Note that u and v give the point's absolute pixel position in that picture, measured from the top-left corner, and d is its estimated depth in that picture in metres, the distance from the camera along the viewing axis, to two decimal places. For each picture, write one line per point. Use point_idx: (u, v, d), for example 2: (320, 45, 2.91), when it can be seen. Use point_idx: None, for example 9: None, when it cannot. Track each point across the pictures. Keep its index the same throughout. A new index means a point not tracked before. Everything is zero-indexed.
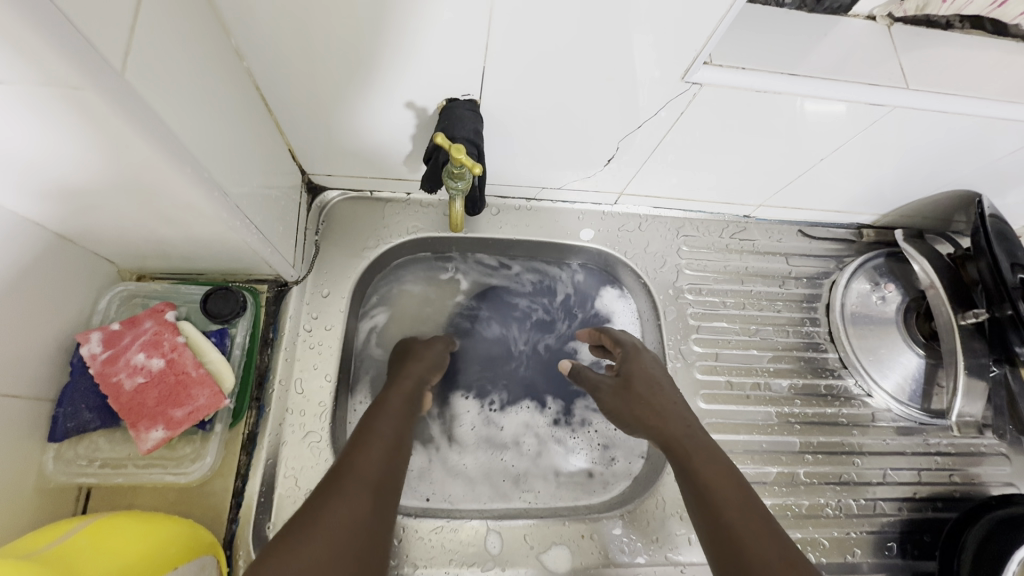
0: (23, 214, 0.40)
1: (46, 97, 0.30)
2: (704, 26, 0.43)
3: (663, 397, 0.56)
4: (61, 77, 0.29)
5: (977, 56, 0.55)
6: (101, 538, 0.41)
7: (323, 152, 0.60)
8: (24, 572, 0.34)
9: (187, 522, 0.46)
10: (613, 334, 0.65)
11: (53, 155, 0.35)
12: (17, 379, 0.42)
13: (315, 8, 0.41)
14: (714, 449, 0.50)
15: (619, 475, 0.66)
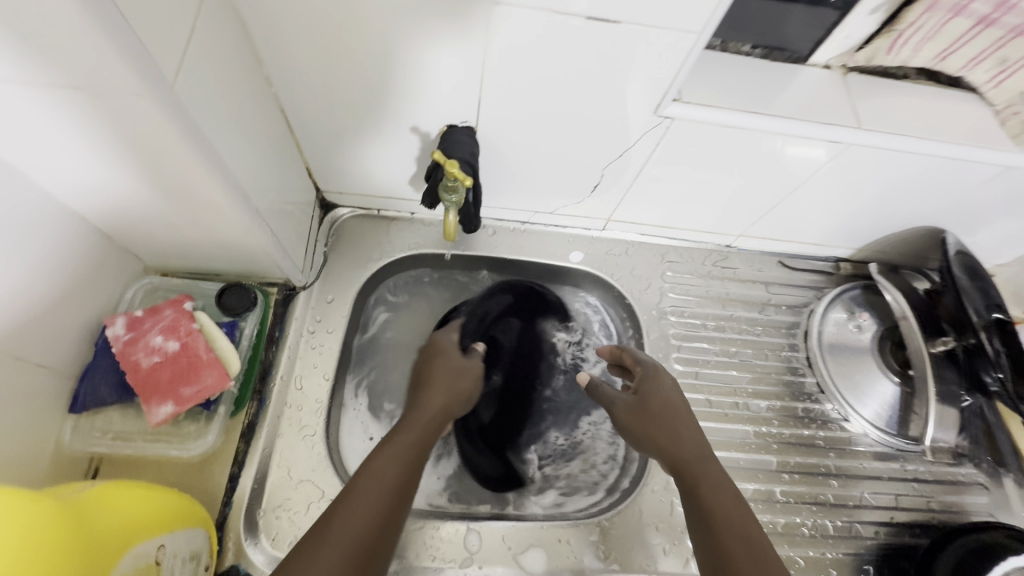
0: (62, 206, 0.46)
1: (101, 101, 0.36)
2: (670, 65, 0.49)
3: (679, 421, 0.55)
4: (120, 83, 0.35)
5: (930, 101, 0.61)
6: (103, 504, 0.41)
7: (335, 170, 0.67)
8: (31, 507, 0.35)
9: (178, 492, 0.49)
10: (633, 354, 0.65)
11: (101, 154, 0.41)
12: (44, 353, 0.47)
13: (332, 42, 0.48)
14: (728, 486, 0.49)
15: (583, 489, 0.68)
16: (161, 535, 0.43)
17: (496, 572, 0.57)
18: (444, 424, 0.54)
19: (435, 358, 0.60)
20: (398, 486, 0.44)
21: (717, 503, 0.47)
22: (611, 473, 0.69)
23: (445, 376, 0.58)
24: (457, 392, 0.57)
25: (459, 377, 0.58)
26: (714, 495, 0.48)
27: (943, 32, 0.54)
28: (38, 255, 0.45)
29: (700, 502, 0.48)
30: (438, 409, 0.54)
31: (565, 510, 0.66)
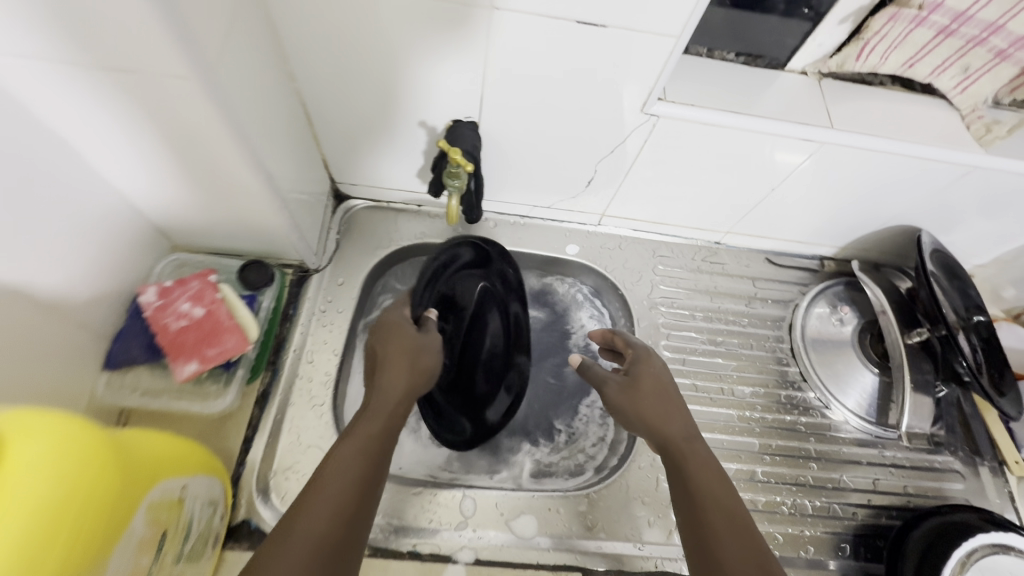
0: (106, 178, 0.51)
1: (151, 86, 0.41)
2: (653, 67, 0.54)
3: (672, 401, 0.58)
4: (171, 69, 0.39)
5: (901, 105, 0.65)
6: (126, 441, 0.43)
7: (348, 162, 0.72)
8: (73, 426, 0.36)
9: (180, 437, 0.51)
10: (625, 337, 0.68)
11: (145, 133, 0.46)
12: (85, 313, 0.52)
13: (350, 42, 0.54)
14: (716, 469, 0.51)
15: (571, 467, 0.72)
16: (183, 478, 0.47)
17: (488, 535, 0.62)
18: (408, 406, 0.53)
19: (390, 339, 0.57)
20: (362, 482, 0.42)
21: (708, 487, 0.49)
22: (600, 454, 0.72)
23: (404, 356, 0.55)
24: (420, 370, 0.55)
25: (419, 355, 0.56)
26: (704, 478, 0.50)
27: (908, 41, 0.59)
28: (83, 223, 0.50)
29: (689, 485, 0.50)
30: (401, 392, 0.52)
31: (548, 484, 0.70)
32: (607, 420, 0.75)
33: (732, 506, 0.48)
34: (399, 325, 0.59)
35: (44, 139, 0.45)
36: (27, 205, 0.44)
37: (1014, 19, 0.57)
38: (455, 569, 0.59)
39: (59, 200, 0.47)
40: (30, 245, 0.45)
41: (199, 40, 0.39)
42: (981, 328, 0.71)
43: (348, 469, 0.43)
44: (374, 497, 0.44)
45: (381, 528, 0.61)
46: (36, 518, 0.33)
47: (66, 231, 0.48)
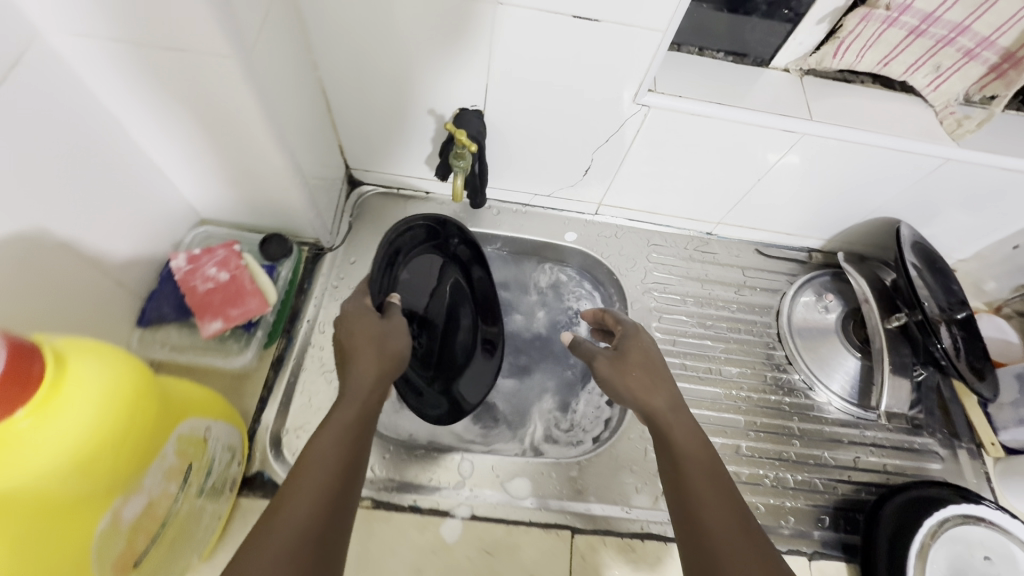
0: (145, 152, 0.57)
1: (192, 64, 0.47)
2: (642, 60, 0.59)
3: (658, 375, 0.57)
4: (212, 48, 0.45)
5: (878, 101, 0.70)
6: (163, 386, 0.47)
7: (362, 148, 0.77)
8: (116, 364, 0.40)
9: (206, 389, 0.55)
10: (615, 315, 0.69)
11: (183, 109, 0.52)
12: (121, 274, 0.57)
13: (367, 33, 0.59)
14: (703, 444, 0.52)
15: (569, 438, 0.76)
16: (208, 421, 0.52)
17: (484, 493, 0.66)
18: (381, 392, 0.51)
19: (355, 330, 0.54)
20: (341, 475, 0.43)
21: (698, 465, 0.49)
22: (599, 425, 0.77)
23: (371, 345, 0.53)
24: (389, 356, 0.53)
25: (386, 342, 0.54)
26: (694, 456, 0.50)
27: (882, 40, 0.64)
28: (125, 190, 0.55)
29: (680, 465, 0.50)
30: (374, 381, 0.50)
31: (545, 451, 0.74)
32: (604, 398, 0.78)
33: (722, 485, 0.49)
34: (363, 313, 0.56)
35: (95, 113, 0.50)
36: (80, 170, 0.50)
37: (979, 20, 0.61)
38: (453, 523, 0.63)
39: (105, 168, 0.53)
40: (81, 206, 0.50)
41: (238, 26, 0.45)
42: (958, 321, 0.76)
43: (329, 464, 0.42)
44: (357, 485, 0.45)
45: (384, 484, 0.65)
46: (79, 435, 0.37)
47: (110, 197, 0.54)
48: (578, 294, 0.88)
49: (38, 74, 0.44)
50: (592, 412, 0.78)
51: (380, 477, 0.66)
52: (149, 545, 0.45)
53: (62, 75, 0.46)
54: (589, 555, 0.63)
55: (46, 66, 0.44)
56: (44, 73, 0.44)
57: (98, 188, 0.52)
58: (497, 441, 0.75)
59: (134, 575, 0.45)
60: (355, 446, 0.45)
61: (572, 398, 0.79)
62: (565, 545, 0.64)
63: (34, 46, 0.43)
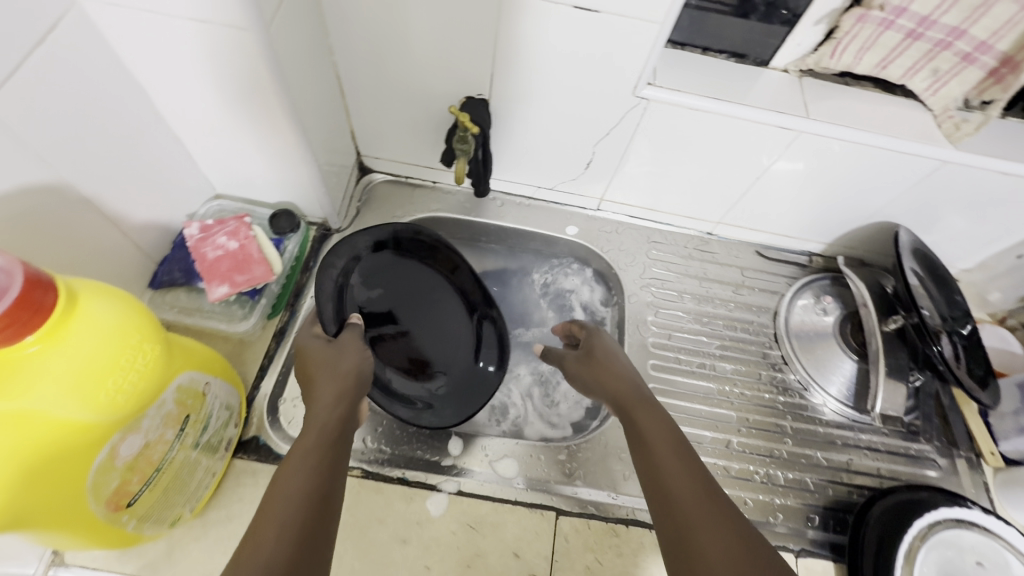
0: (166, 123, 0.61)
1: (211, 38, 0.50)
2: (641, 52, 0.61)
3: (616, 361, 0.63)
4: (233, 23, 0.48)
5: (876, 104, 0.71)
6: (170, 340, 0.49)
7: (372, 136, 0.81)
8: (127, 307, 0.43)
9: (210, 349, 0.57)
10: (581, 323, 0.72)
11: (202, 82, 0.55)
12: (136, 236, 0.61)
13: (379, 21, 0.63)
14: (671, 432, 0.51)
15: (553, 422, 0.77)
16: (208, 376, 0.53)
17: (472, 471, 0.67)
18: (347, 411, 0.52)
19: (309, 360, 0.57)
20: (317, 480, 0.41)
21: (663, 454, 0.48)
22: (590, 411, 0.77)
23: (324, 370, 0.55)
24: (344, 375, 0.54)
25: (338, 363, 0.56)
26: (660, 447, 0.48)
27: (878, 43, 0.65)
28: (145, 156, 0.59)
29: (649, 458, 0.48)
30: (333, 400, 0.51)
31: (526, 435, 0.76)
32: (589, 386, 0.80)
33: (691, 466, 0.46)
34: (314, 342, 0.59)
35: (123, 81, 0.54)
36: (105, 133, 0.53)
37: (975, 25, 0.62)
38: (439, 498, 0.64)
39: (130, 134, 0.56)
40: (103, 166, 0.54)
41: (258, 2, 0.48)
42: (961, 333, 0.75)
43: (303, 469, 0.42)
44: (338, 493, 0.43)
45: (374, 457, 0.67)
46: (86, 367, 0.39)
47: (131, 161, 0.57)
48: (577, 283, 0.89)
49: (73, 39, 0.47)
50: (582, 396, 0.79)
51: (372, 449, 0.67)
52: (143, 487, 0.47)
53: (95, 42, 0.50)
54: (573, 537, 0.64)
55: (81, 32, 0.48)
56: (79, 40, 0.48)
57: (120, 152, 0.55)
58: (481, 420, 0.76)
59: (127, 514, 0.47)
60: (329, 454, 0.44)
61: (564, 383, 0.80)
62: (549, 525, 0.64)
63: (71, 12, 0.47)
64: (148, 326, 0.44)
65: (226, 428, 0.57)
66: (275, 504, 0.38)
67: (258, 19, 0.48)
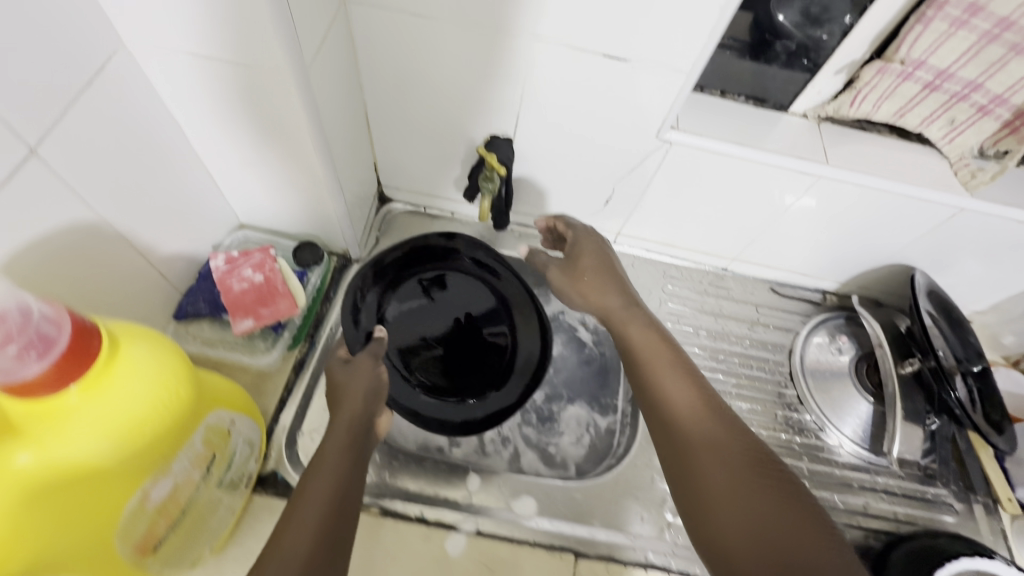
0: (199, 157, 0.62)
1: (251, 79, 0.51)
2: (666, 100, 0.63)
3: (609, 270, 0.67)
4: (276, 68, 0.49)
5: (892, 151, 0.72)
6: (197, 376, 0.50)
7: (395, 168, 0.82)
8: (160, 345, 0.43)
9: (232, 383, 0.57)
10: (565, 220, 0.74)
11: (236, 119, 0.56)
12: (166, 269, 0.61)
13: (408, 58, 0.64)
14: (681, 366, 0.55)
15: (551, 460, 0.72)
16: (233, 414, 0.54)
17: (490, 510, 0.67)
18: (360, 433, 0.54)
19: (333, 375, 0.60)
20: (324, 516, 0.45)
21: (675, 387, 0.52)
22: (588, 451, 0.74)
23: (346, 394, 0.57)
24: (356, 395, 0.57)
25: (349, 386, 0.58)
26: (671, 379, 0.53)
27: (897, 93, 0.67)
28: (177, 190, 0.59)
29: (652, 373, 0.54)
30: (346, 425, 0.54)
31: (524, 470, 0.71)
32: (591, 422, 0.76)
33: (700, 399, 0.51)
34: (336, 369, 0.60)
35: (162, 118, 0.55)
36: (143, 168, 0.54)
37: (992, 78, 0.63)
38: (457, 538, 0.64)
39: (166, 171, 0.57)
40: (140, 200, 0.54)
41: (301, 48, 0.49)
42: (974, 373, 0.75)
43: (325, 488, 0.47)
44: (347, 522, 0.47)
45: (392, 492, 0.66)
46: (126, 413, 0.40)
47: (165, 193, 0.58)
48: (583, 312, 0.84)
49: (119, 79, 0.48)
50: (582, 436, 0.75)
51: (388, 485, 0.67)
52: (169, 530, 0.47)
53: (138, 81, 0.51)
54: None
55: (127, 73, 0.49)
56: (124, 80, 0.49)
57: (155, 187, 0.56)
58: (478, 451, 0.72)
59: (151, 558, 0.46)
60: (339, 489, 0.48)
61: (566, 421, 0.76)
62: (568, 568, 0.64)
63: (119, 54, 0.48)
64: (180, 366, 0.44)
65: (246, 467, 0.57)
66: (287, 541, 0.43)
67: (301, 63, 0.50)
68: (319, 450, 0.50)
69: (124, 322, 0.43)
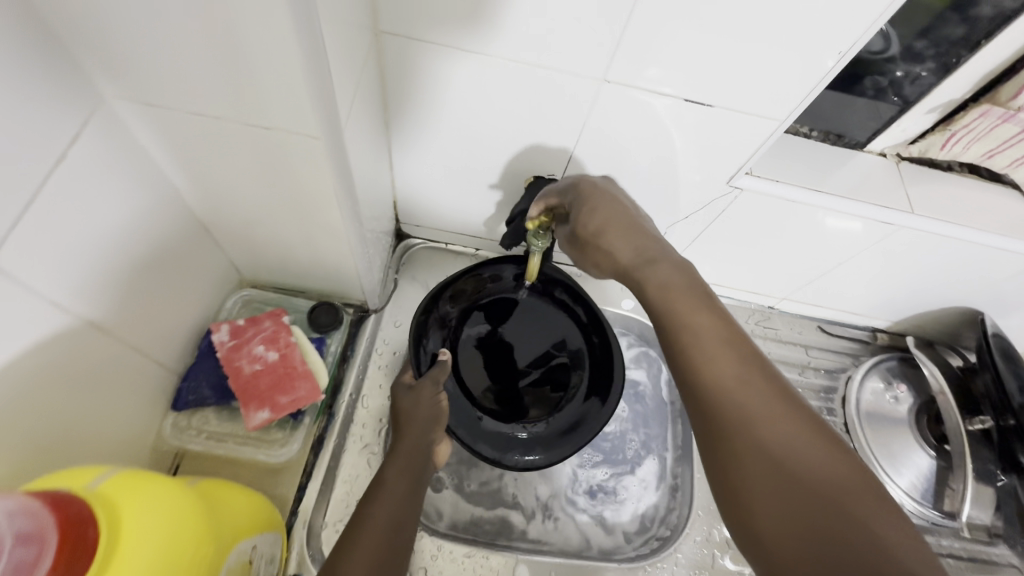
0: (196, 211, 0.52)
1: (270, 137, 0.42)
2: (748, 148, 0.55)
3: (619, 226, 0.49)
4: (310, 128, 0.41)
5: (976, 194, 0.65)
6: (214, 511, 0.42)
7: (416, 209, 0.72)
8: (155, 502, 0.35)
9: (251, 499, 0.49)
10: (556, 189, 0.56)
11: (239, 176, 0.47)
12: (162, 352, 0.53)
13: (445, 92, 0.54)
14: (721, 328, 0.40)
15: (609, 528, 0.68)
16: (254, 539, 0.45)
17: None
18: (422, 459, 0.57)
19: (400, 400, 0.61)
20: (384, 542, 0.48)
21: (720, 362, 0.38)
22: (638, 527, 0.69)
23: (412, 422, 0.58)
24: (415, 420, 0.58)
25: (415, 410, 0.59)
26: (712, 345, 0.39)
27: (991, 135, 0.59)
28: (173, 260, 0.51)
29: (681, 321, 0.41)
30: (408, 453, 0.56)
31: (589, 549, 0.66)
32: (652, 490, 0.71)
33: (756, 377, 0.37)
34: (400, 395, 0.61)
35: (153, 182, 0.46)
36: (134, 243, 0.45)
37: None
38: None
39: (159, 243, 0.48)
40: (131, 280, 0.45)
41: (335, 107, 0.40)
42: None
43: (385, 512, 0.51)
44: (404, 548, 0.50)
45: None
46: None
47: (160, 267, 0.49)
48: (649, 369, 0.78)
49: (98, 145, 0.39)
50: (638, 511, 0.69)
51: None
52: None
53: (123, 142, 0.42)
54: None
55: (108, 135, 0.40)
56: (102, 149, 0.40)
57: (150, 262, 0.47)
58: (538, 534, 0.66)
59: None
60: (400, 519, 0.51)
61: (620, 493, 0.70)
62: None
63: (96, 116, 0.39)
64: (184, 527, 0.36)
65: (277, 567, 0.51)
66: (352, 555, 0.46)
67: (334, 121, 0.41)
68: (381, 471, 0.54)
69: (114, 475, 0.35)
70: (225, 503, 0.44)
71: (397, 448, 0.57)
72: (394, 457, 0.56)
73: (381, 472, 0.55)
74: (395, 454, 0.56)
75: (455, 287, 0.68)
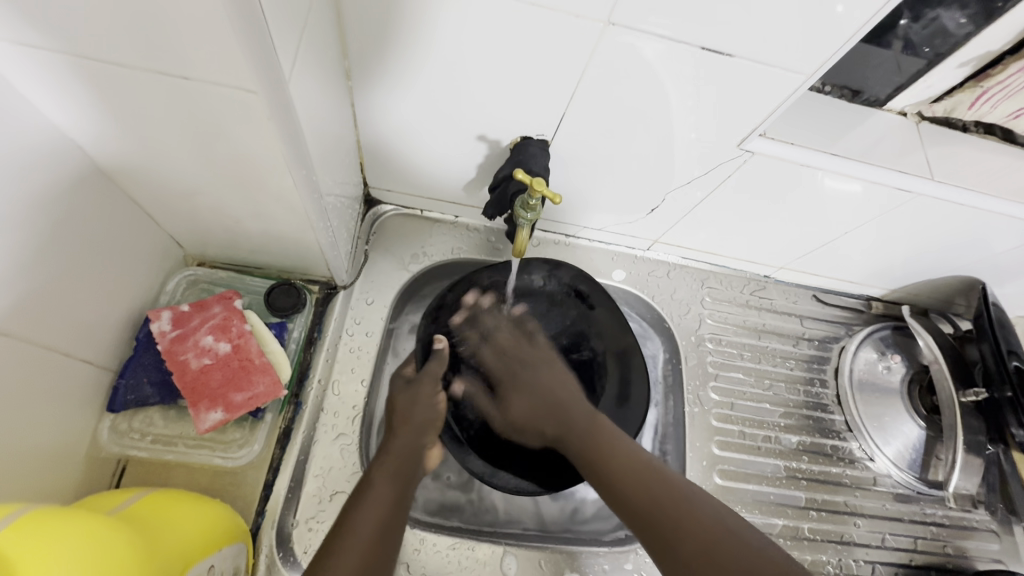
0: (110, 174, 0.43)
1: (185, 89, 0.34)
2: (765, 105, 0.49)
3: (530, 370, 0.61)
4: (242, 81, 0.33)
5: (998, 157, 0.60)
6: (153, 545, 0.36)
7: (387, 171, 0.63)
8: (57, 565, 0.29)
9: (208, 510, 0.44)
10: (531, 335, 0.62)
11: (157, 140, 0.39)
12: (86, 346, 0.46)
13: (416, 35, 0.45)
14: (562, 405, 0.58)
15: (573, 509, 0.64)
16: (210, 558, 0.40)
17: None
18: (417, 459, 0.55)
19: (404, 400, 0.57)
20: (377, 542, 0.46)
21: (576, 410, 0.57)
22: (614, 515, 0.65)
23: (410, 425, 0.55)
24: (408, 420, 0.56)
25: (413, 407, 0.57)
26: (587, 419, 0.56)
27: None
28: (74, 235, 0.42)
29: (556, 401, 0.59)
30: (400, 453, 0.53)
31: (555, 532, 0.63)
32: None
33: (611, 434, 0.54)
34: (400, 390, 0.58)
35: (42, 150, 0.37)
36: (20, 225, 0.37)
37: None
38: None
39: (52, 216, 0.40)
40: (11, 266, 0.37)
41: (276, 56, 0.32)
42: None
43: (377, 509, 0.48)
44: (396, 549, 0.47)
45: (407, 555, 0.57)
46: None
47: (55, 246, 0.41)
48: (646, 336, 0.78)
49: None
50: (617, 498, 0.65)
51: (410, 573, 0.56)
52: None
53: None
54: None
55: None
56: None
57: (35, 242, 0.39)
58: (506, 511, 0.63)
59: None
60: (390, 521, 0.48)
61: None
62: None
63: None
64: None
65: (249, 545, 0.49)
66: (343, 553, 0.44)
67: (272, 74, 0.33)
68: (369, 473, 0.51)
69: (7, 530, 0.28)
70: (169, 529, 0.39)
71: (386, 451, 0.53)
72: (384, 458, 0.53)
73: (370, 473, 0.51)
74: (388, 454, 0.53)
75: (481, 276, 0.63)
